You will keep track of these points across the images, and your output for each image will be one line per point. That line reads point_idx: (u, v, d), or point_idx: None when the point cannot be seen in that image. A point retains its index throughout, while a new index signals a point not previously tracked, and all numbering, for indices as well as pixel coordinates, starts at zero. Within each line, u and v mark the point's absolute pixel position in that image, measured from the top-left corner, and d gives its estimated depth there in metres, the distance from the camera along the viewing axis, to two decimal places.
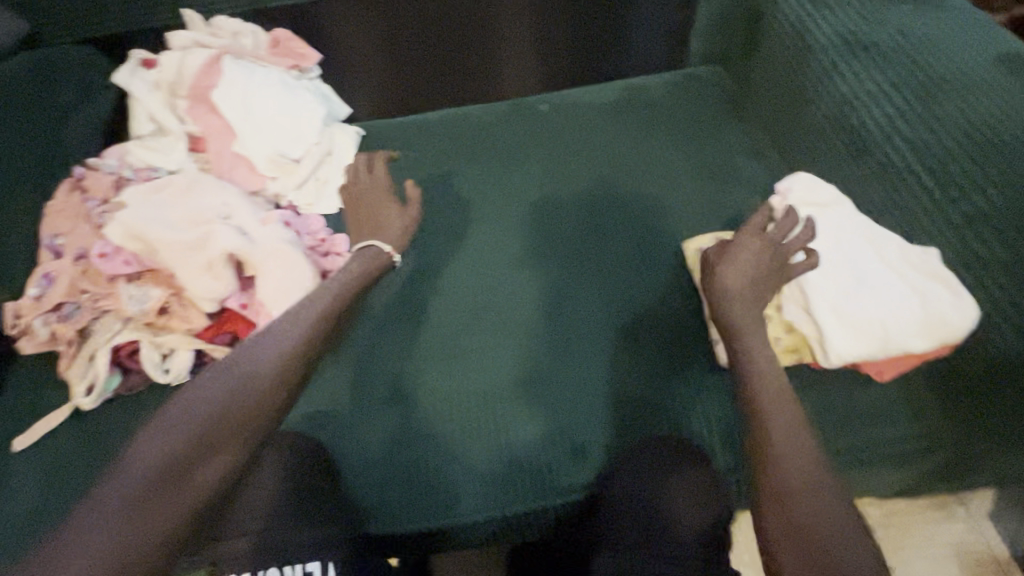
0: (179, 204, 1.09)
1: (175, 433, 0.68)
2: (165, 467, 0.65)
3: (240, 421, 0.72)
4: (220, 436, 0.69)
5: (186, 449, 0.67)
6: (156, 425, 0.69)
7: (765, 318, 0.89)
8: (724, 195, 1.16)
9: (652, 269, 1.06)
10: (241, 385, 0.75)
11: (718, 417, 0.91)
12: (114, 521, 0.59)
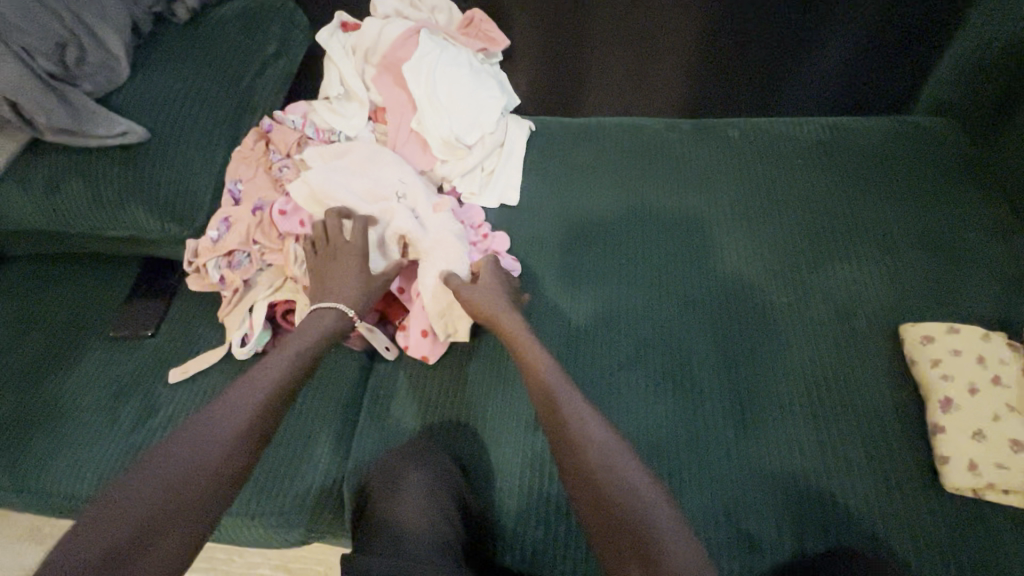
0: (360, 174, 1.10)
1: (211, 435, 0.72)
2: (170, 473, 0.68)
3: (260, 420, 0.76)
4: (206, 468, 0.69)
5: (205, 456, 0.70)
6: (178, 438, 0.71)
7: (1017, 446, 0.73)
8: (952, 274, 0.98)
9: (852, 346, 0.92)
10: (270, 402, 0.78)
11: (927, 545, 0.75)
12: (133, 518, 0.63)
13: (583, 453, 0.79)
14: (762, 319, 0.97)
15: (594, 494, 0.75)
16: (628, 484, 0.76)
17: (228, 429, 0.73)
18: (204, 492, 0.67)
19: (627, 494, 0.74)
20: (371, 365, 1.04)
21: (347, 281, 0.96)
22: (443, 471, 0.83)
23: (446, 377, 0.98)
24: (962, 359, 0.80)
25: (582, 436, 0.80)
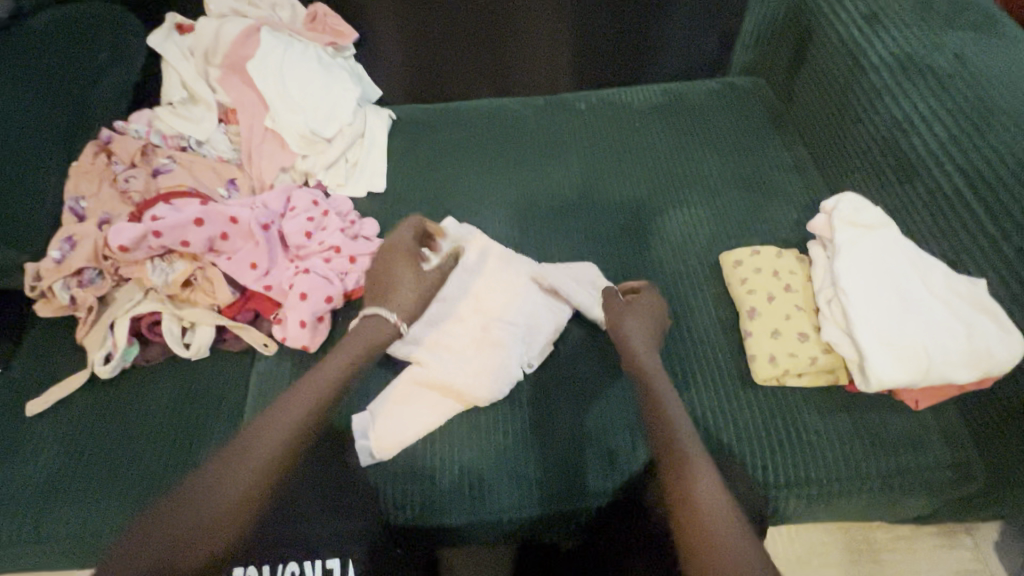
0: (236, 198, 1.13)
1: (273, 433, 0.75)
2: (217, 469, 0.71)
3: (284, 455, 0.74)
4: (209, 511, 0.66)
5: (268, 464, 0.72)
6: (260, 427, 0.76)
7: (803, 336, 0.89)
8: (761, 206, 1.14)
9: (685, 277, 1.05)
10: (295, 446, 0.75)
11: (750, 430, 0.87)
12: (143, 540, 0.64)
13: (669, 420, 0.76)
14: (612, 267, 1.09)
15: (674, 459, 0.71)
16: (701, 467, 0.70)
17: (228, 492, 0.68)
18: (200, 537, 0.65)
19: (696, 474, 0.69)
20: (248, 363, 1.04)
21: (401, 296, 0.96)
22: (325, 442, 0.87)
23: (326, 361, 1.01)
24: (762, 274, 0.96)
25: (671, 406, 0.78)
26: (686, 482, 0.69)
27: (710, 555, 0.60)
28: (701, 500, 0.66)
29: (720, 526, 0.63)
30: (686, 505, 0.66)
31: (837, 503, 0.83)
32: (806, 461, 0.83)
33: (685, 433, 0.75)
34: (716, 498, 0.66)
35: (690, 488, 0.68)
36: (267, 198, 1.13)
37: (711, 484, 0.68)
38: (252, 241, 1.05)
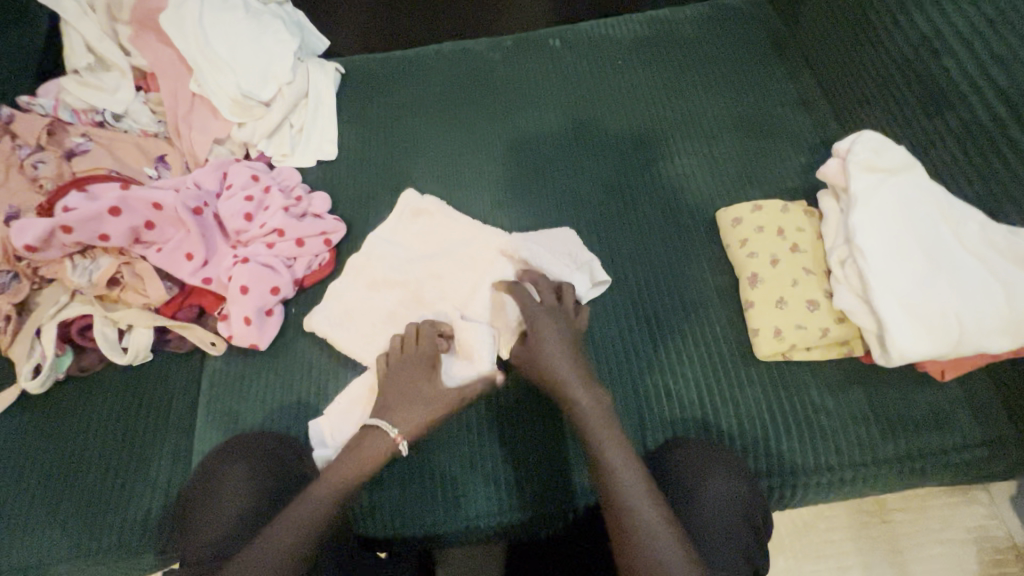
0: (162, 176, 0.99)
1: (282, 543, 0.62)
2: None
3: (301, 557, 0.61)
4: None
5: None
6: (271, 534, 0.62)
7: (812, 305, 0.77)
8: (764, 152, 1.00)
9: (678, 240, 0.92)
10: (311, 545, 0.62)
11: (754, 414, 0.77)
12: None
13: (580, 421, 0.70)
14: (595, 234, 0.96)
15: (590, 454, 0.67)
16: (616, 459, 0.65)
17: None
18: None
19: (613, 470, 0.65)
20: (197, 365, 0.94)
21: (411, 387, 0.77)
22: (268, 456, 0.77)
23: (280, 359, 0.91)
24: (765, 234, 0.83)
25: (580, 399, 0.71)
26: (610, 482, 0.64)
27: (632, 561, 0.59)
28: (633, 504, 0.62)
29: (654, 536, 0.59)
30: (614, 513, 0.62)
31: (851, 489, 0.75)
32: (816, 446, 0.74)
33: (599, 424, 0.69)
34: (643, 500, 0.62)
35: (615, 486, 0.64)
36: (198, 176, 0.99)
37: (631, 477, 0.64)
38: (183, 229, 0.92)
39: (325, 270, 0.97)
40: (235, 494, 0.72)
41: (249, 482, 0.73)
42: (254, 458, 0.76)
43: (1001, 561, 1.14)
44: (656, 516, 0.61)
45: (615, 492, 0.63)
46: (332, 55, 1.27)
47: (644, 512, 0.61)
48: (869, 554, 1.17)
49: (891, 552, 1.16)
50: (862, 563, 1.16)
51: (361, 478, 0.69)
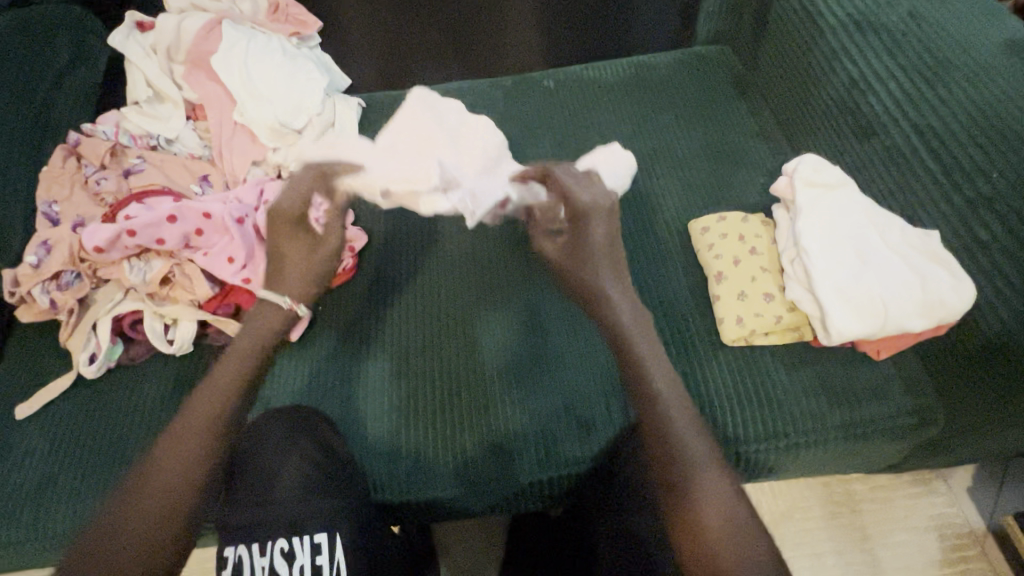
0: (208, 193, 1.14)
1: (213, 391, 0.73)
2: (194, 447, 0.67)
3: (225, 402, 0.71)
4: (171, 480, 0.64)
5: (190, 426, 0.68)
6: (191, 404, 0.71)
7: (769, 297, 0.92)
8: (729, 174, 1.16)
9: (655, 247, 1.07)
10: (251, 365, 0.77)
11: (721, 390, 0.89)
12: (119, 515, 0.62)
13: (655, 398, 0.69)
14: None
15: (663, 431, 0.66)
16: (682, 429, 0.66)
17: (189, 469, 0.65)
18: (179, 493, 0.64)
19: (681, 441, 0.65)
20: (233, 356, 1.06)
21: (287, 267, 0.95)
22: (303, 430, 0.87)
23: (308, 350, 1.03)
24: (729, 240, 0.98)
25: (651, 365, 0.72)
26: (676, 451, 0.64)
27: (686, 513, 0.60)
28: (695, 467, 0.63)
29: (715, 494, 0.61)
30: (677, 466, 0.63)
31: (805, 454, 0.87)
32: (774, 416, 0.86)
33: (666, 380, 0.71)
34: (706, 466, 0.63)
35: (683, 457, 0.64)
36: (240, 191, 1.14)
37: (695, 446, 0.65)
38: (227, 236, 1.05)
39: (348, 273, 1.10)
40: (273, 454, 0.82)
41: (281, 445, 0.83)
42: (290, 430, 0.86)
43: (962, 546, 1.23)
44: (716, 476, 0.62)
45: (681, 462, 0.63)
46: (354, 93, 1.45)
47: (704, 476, 0.62)
48: (842, 540, 1.26)
49: (862, 538, 1.26)
50: (835, 549, 1.25)
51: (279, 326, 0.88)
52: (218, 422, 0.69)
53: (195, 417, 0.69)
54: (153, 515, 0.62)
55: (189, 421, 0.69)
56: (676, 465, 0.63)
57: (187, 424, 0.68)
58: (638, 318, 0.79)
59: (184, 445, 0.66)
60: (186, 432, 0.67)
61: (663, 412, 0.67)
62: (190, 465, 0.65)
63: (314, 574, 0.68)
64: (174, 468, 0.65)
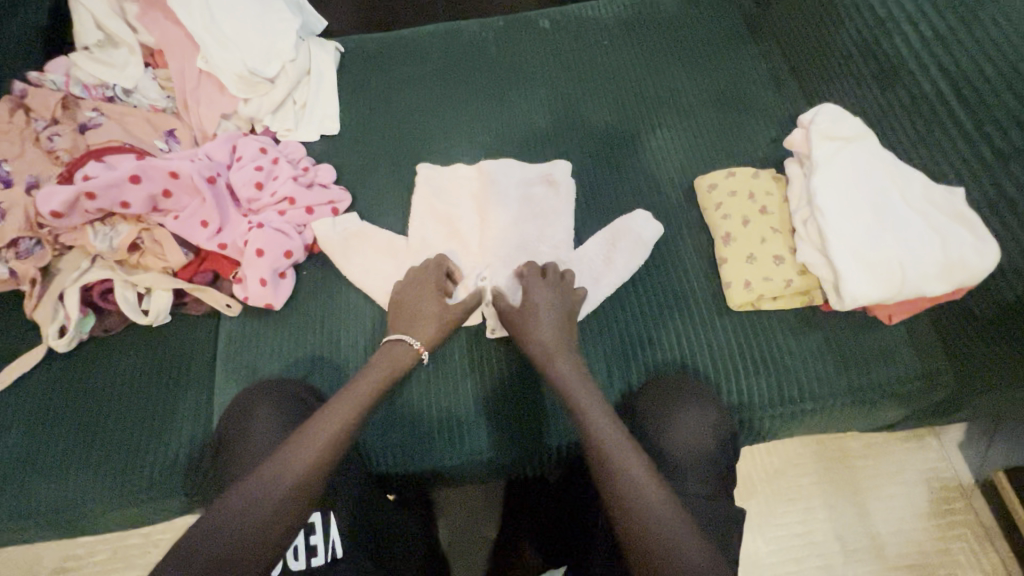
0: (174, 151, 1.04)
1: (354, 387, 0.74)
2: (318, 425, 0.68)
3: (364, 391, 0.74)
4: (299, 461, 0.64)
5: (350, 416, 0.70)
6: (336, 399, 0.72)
7: (778, 259, 0.87)
8: (738, 125, 1.08)
9: (659, 206, 1.01)
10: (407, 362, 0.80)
11: (727, 357, 0.86)
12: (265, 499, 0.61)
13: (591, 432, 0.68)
14: (584, 201, 1.04)
15: (611, 463, 0.65)
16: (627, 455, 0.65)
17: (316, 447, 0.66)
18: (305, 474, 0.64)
19: (624, 468, 0.64)
20: (214, 326, 1.01)
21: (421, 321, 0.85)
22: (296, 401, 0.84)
23: (293, 319, 0.98)
24: (737, 198, 0.93)
25: (584, 399, 0.71)
26: (621, 481, 0.63)
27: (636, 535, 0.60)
28: (640, 492, 0.62)
29: (665, 516, 0.60)
30: (616, 486, 0.63)
31: (811, 420, 0.85)
32: (781, 383, 0.84)
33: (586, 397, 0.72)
34: (655, 490, 0.62)
35: (627, 484, 0.63)
36: (209, 148, 1.04)
37: (642, 472, 0.64)
38: (197, 197, 0.98)
39: None
40: (267, 430, 0.79)
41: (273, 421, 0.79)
42: (282, 401, 0.83)
43: (951, 498, 1.26)
44: (664, 500, 0.62)
45: (626, 491, 0.62)
46: (331, 36, 1.32)
47: (654, 500, 0.61)
48: (835, 496, 1.28)
49: (854, 493, 1.28)
50: (827, 504, 1.27)
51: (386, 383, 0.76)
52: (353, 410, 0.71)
53: (338, 410, 0.70)
54: (286, 506, 0.61)
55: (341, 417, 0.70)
56: (614, 481, 0.64)
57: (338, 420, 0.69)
58: (551, 314, 0.82)
59: (317, 434, 0.67)
60: (329, 424, 0.68)
61: (602, 443, 0.66)
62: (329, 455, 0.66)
63: (309, 555, 0.71)
64: (307, 457, 0.65)
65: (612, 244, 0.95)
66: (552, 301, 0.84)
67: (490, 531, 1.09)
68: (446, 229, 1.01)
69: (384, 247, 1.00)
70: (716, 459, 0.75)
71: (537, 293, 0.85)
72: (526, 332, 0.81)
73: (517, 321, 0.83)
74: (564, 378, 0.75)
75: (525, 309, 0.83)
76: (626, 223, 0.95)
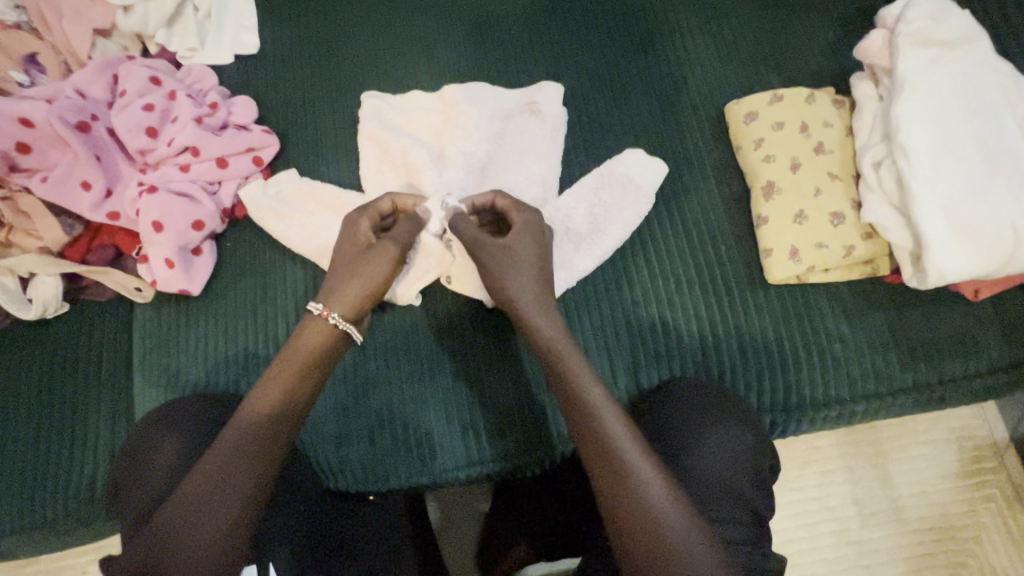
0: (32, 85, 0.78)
1: (272, 387, 0.59)
2: (230, 445, 0.55)
3: (286, 388, 0.59)
4: (209, 494, 0.53)
5: (266, 427, 0.57)
6: (250, 408, 0.58)
7: (837, 218, 0.66)
8: (786, 26, 0.81)
9: (680, 143, 0.77)
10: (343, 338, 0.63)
11: (765, 346, 0.68)
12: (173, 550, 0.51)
13: (598, 434, 0.54)
14: (580, 137, 0.79)
15: (620, 475, 0.52)
16: (642, 465, 0.52)
17: (226, 475, 0.53)
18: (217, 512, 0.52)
19: (634, 477, 0.52)
20: (125, 314, 0.81)
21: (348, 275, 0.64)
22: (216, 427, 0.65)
23: (219, 305, 0.78)
24: (785, 132, 0.70)
25: (590, 388, 0.56)
26: (635, 497, 0.51)
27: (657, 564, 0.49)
28: (654, 507, 0.51)
29: (688, 543, 0.49)
30: (628, 507, 0.51)
31: (862, 418, 0.69)
32: (829, 377, 0.67)
33: (587, 382, 0.57)
34: (673, 511, 0.51)
35: (642, 502, 0.51)
36: (80, 79, 0.78)
37: (659, 487, 0.52)
38: (69, 151, 0.74)
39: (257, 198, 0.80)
40: (174, 471, 0.61)
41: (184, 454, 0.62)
42: (198, 429, 0.65)
43: None
44: (685, 520, 0.50)
45: (641, 510, 0.51)
46: None
47: (674, 522, 0.50)
48: (852, 457, 1.04)
49: (874, 455, 1.04)
50: (845, 465, 1.04)
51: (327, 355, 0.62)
52: (271, 420, 0.57)
53: (246, 433, 0.56)
54: (201, 565, 0.51)
55: (251, 442, 0.55)
56: (627, 499, 0.51)
57: (247, 448, 0.55)
58: (539, 256, 0.64)
59: (221, 473, 0.53)
60: (236, 454, 0.55)
61: (612, 449, 0.53)
62: (244, 493, 0.54)
63: None
64: (213, 500, 0.52)
65: (597, 195, 0.72)
66: (541, 238, 0.65)
67: (483, 504, 0.98)
68: (401, 176, 0.76)
69: (313, 206, 0.77)
70: (748, 497, 0.58)
71: (533, 225, 0.65)
72: (512, 269, 0.62)
73: (505, 249, 0.63)
74: (549, 341, 0.60)
75: (512, 238, 0.64)
76: (617, 166, 0.72)
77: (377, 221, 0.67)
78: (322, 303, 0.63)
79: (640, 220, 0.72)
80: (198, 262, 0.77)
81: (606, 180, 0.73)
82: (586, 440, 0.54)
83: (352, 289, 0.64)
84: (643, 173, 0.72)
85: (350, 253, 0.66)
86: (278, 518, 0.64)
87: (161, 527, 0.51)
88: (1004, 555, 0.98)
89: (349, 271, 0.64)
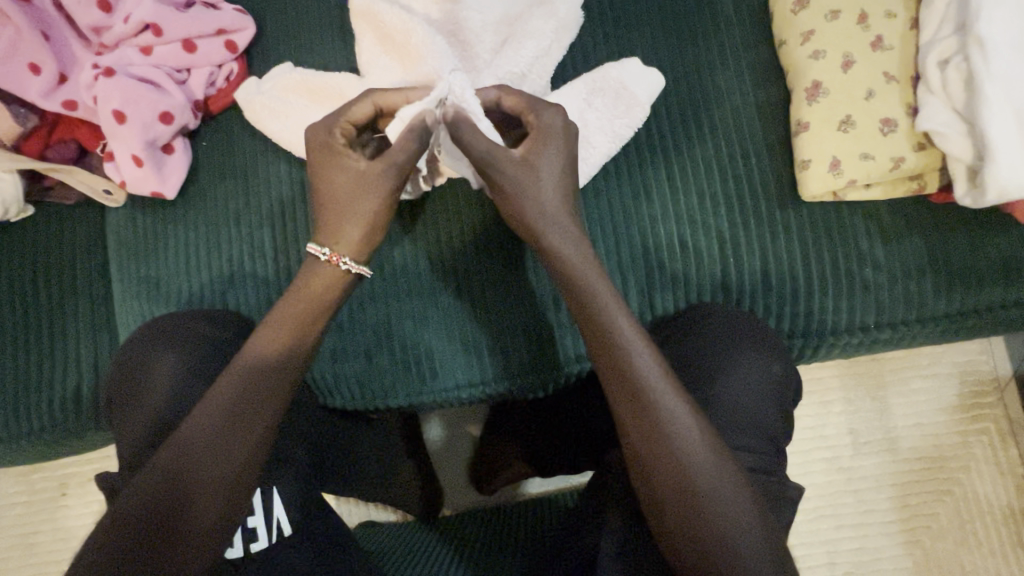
0: None
1: (257, 344, 0.52)
2: (213, 399, 0.50)
3: (267, 343, 0.52)
4: (196, 447, 0.48)
5: (250, 385, 0.51)
6: (233, 365, 0.52)
7: (888, 126, 0.58)
8: None
9: (714, 37, 0.68)
10: (327, 287, 0.54)
11: (791, 268, 0.63)
12: (155, 506, 0.47)
13: (615, 365, 0.50)
14: (600, 27, 0.69)
15: (640, 413, 0.48)
16: (665, 393, 0.48)
17: (210, 431, 0.49)
18: (209, 467, 0.48)
19: (675, 425, 0.48)
20: (97, 219, 0.75)
21: (342, 208, 0.54)
22: (213, 350, 0.61)
23: (196, 211, 0.71)
24: (840, 23, 0.61)
25: (614, 313, 0.51)
26: (659, 427, 0.48)
27: (691, 516, 0.46)
28: (691, 457, 0.47)
29: (708, 474, 0.47)
30: (666, 453, 0.47)
31: (882, 345, 0.65)
32: (854, 302, 0.62)
33: (626, 322, 0.51)
34: (697, 441, 0.47)
35: (680, 450, 0.47)
36: None
37: (689, 422, 0.48)
38: (11, 25, 0.64)
39: (232, 90, 0.71)
40: (168, 400, 0.57)
41: (173, 384, 0.58)
42: (191, 358, 0.60)
43: None
44: (708, 448, 0.47)
45: (665, 439, 0.47)
46: None
47: (694, 453, 0.47)
48: (853, 388, 1.03)
49: (875, 386, 1.02)
50: (844, 396, 1.02)
51: (320, 309, 0.54)
52: (258, 378, 0.51)
53: (235, 386, 0.50)
54: (196, 518, 0.48)
55: (290, 368, 0.52)
56: (668, 446, 0.47)
57: (286, 373, 0.52)
58: (568, 164, 0.54)
59: (211, 423, 0.49)
60: (224, 397, 0.50)
61: (631, 375, 0.49)
62: (233, 447, 0.49)
63: (247, 539, 0.57)
64: (198, 457, 0.48)
65: (587, 102, 0.63)
66: (535, 141, 0.53)
67: (477, 427, 0.97)
68: (390, 63, 0.65)
69: (302, 98, 0.68)
70: (772, 426, 0.56)
71: (558, 127, 0.54)
72: (535, 176, 0.53)
73: (523, 159, 0.53)
74: (582, 267, 0.52)
75: (510, 170, 0.52)
76: (611, 70, 0.63)
77: (347, 129, 0.56)
78: (327, 247, 0.54)
79: (634, 132, 0.64)
80: (173, 163, 0.69)
81: (607, 79, 0.63)
82: (605, 368, 0.50)
83: (355, 224, 0.54)
84: (641, 75, 0.63)
85: (343, 174, 0.54)
86: (282, 446, 0.62)
87: (187, 444, 0.48)
88: (991, 487, 0.98)
89: (348, 202, 0.54)
